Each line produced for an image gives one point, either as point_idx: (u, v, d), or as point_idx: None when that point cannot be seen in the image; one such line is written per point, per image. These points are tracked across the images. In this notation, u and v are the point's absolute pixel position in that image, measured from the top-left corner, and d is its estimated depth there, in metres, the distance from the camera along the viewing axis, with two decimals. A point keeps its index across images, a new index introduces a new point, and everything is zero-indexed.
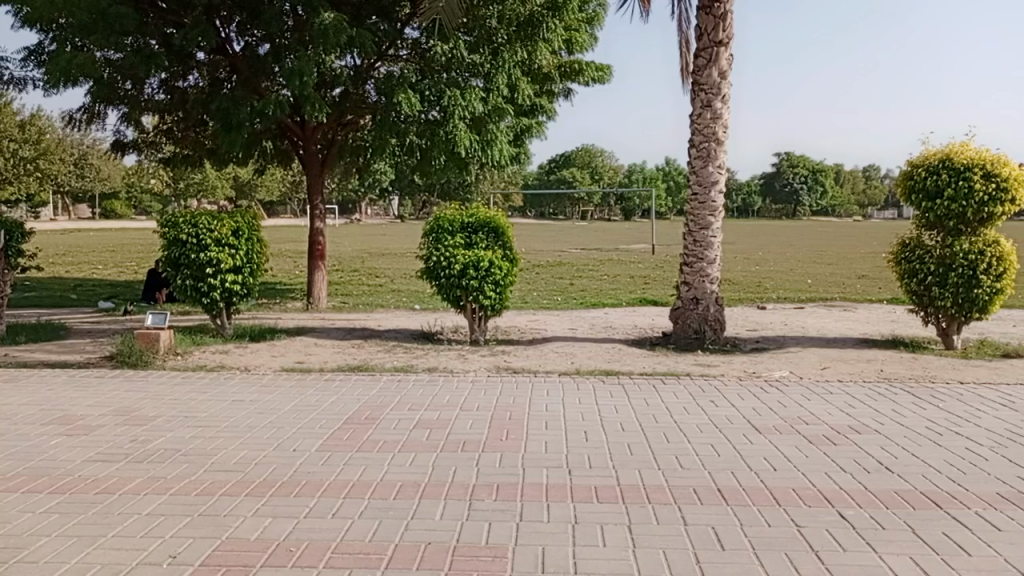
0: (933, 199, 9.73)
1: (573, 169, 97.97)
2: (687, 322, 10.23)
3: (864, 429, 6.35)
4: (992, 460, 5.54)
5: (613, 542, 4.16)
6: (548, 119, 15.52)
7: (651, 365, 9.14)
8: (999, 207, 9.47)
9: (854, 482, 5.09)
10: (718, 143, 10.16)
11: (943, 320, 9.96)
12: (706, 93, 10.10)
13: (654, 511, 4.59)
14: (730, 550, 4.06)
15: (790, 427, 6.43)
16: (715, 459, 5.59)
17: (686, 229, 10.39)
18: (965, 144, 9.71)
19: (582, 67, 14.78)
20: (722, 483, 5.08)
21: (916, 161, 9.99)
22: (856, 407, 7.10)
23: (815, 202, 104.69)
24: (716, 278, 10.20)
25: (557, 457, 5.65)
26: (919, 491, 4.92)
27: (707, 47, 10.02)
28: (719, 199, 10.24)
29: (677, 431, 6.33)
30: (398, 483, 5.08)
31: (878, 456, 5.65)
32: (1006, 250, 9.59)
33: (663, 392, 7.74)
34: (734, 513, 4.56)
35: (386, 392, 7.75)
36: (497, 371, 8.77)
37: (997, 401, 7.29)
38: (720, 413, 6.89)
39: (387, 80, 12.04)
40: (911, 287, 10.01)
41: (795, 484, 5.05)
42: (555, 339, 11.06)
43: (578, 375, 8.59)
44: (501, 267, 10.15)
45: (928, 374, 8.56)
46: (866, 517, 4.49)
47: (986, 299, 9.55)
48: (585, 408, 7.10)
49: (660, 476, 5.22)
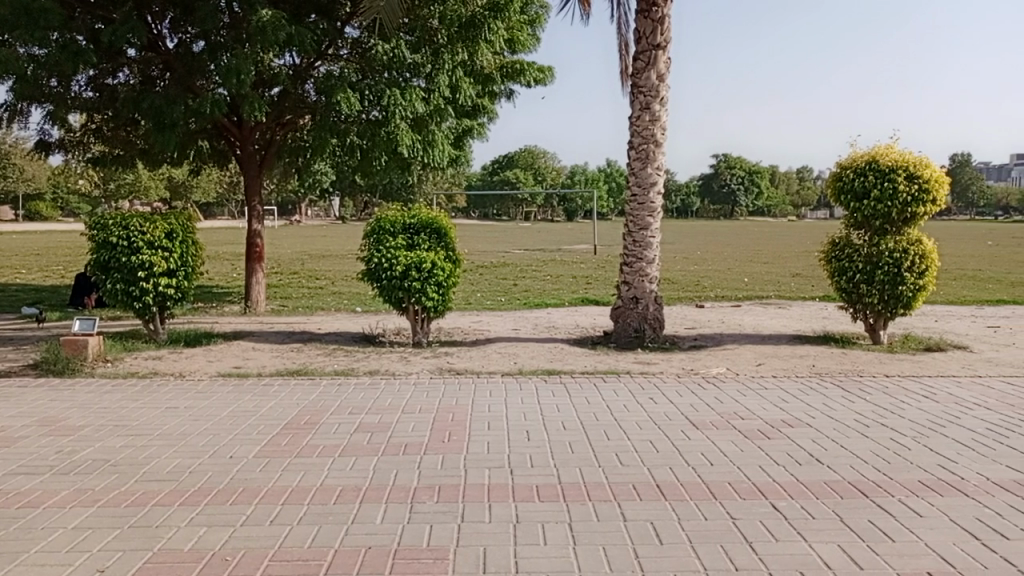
0: (859, 200, 10.12)
1: (515, 171, 98.46)
2: (627, 321, 10.38)
3: (796, 423, 6.55)
4: (914, 449, 5.79)
5: (553, 540, 4.20)
6: (489, 120, 15.55)
7: (591, 364, 9.26)
8: (922, 207, 9.89)
9: (786, 474, 5.25)
10: (656, 145, 10.33)
11: (870, 316, 10.37)
12: (644, 95, 10.26)
13: (594, 509, 4.65)
14: (667, 544, 4.14)
15: (725, 423, 6.59)
16: (654, 455, 5.69)
17: (626, 230, 10.54)
18: (890, 147, 10.12)
19: (524, 67, 14.77)
20: (660, 478, 5.18)
21: (844, 163, 10.37)
22: (789, 402, 7.32)
23: (750, 203, 107.56)
24: (655, 277, 10.37)
25: (498, 457, 5.67)
26: (848, 481, 5.11)
27: (645, 50, 10.20)
28: (657, 200, 10.43)
29: (616, 429, 6.42)
30: (338, 488, 5.03)
31: (808, 448, 5.84)
32: (927, 248, 10.02)
33: (603, 390, 7.84)
34: (673, 508, 4.66)
35: (325, 396, 7.65)
36: (439, 373, 8.75)
37: (919, 393, 7.63)
38: (659, 410, 7.01)
39: (327, 78, 11.87)
40: (840, 285, 10.35)
41: (730, 478, 5.18)
42: (497, 339, 11.07)
43: (521, 375, 8.63)
44: (443, 269, 10.12)
45: (856, 368, 8.87)
46: (797, 508, 4.64)
47: (910, 295, 9.96)
48: (527, 408, 7.14)
49: (600, 474, 5.29)
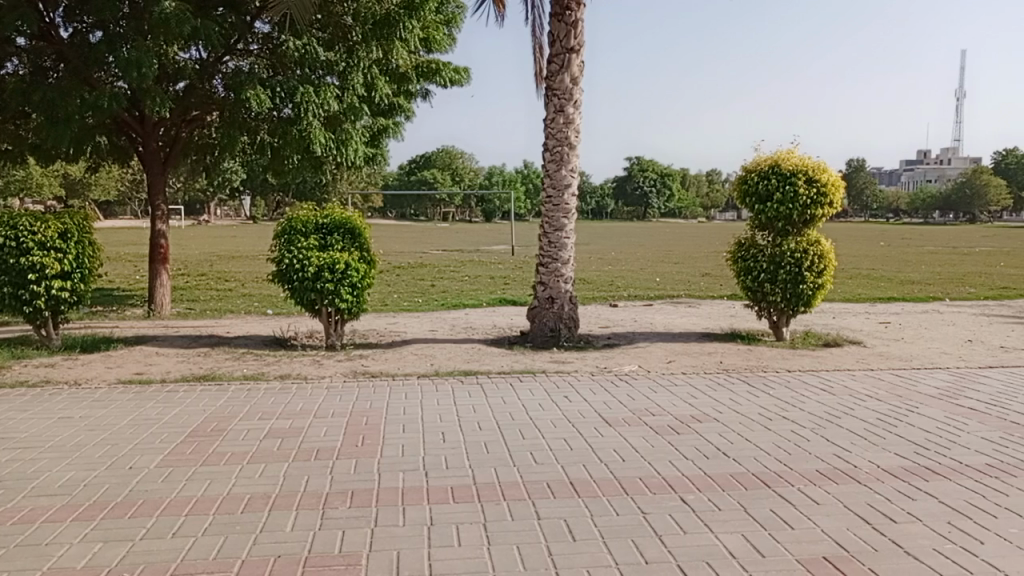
0: (763, 202, 10.55)
1: (432, 172, 97.95)
2: (543, 321, 10.48)
3: (703, 418, 6.77)
4: (813, 440, 6.07)
5: (468, 541, 4.19)
6: (405, 119, 15.38)
7: (508, 364, 9.29)
8: (820, 210, 10.39)
9: (694, 468, 5.41)
10: (570, 147, 10.47)
11: (774, 314, 10.82)
12: (558, 98, 10.39)
13: (508, 508, 4.67)
14: (580, 541, 4.20)
15: (637, 419, 6.74)
16: (568, 453, 5.77)
17: (541, 231, 10.64)
18: (791, 151, 10.58)
19: (439, 67, 14.71)
20: (574, 476, 5.25)
21: (749, 166, 10.78)
22: (697, 397, 7.55)
23: (662, 205, 110.49)
24: (569, 278, 10.51)
25: (413, 460, 5.62)
26: (751, 472, 5.31)
27: (559, 53, 10.31)
28: (571, 202, 10.58)
29: (531, 428, 6.48)
30: (245, 496, 4.87)
31: (715, 442, 6.04)
32: (826, 249, 10.52)
33: (519, 390, 7.89)
34: (586, 504, 4.73)
35: (233, 401, 7.39)
36: (354, 376, 8.60)
37: (818, 386, 8.01)
38: (573, 408, 7.11)
39: (235, 74, 11.49)
40: (746, 284, 10.76)
41: (641, 474, 5.30)
42: (414, 341, 10.97)
43: (437, 376, 8.58)
44: (358, 269, 9.96)
45: (761, 364, 9.23)
46: (704, 501, 4.78)
47: (810, 293, 10.44)
48: (443, 410, 7.11)
49: (515, 473, 5.32)
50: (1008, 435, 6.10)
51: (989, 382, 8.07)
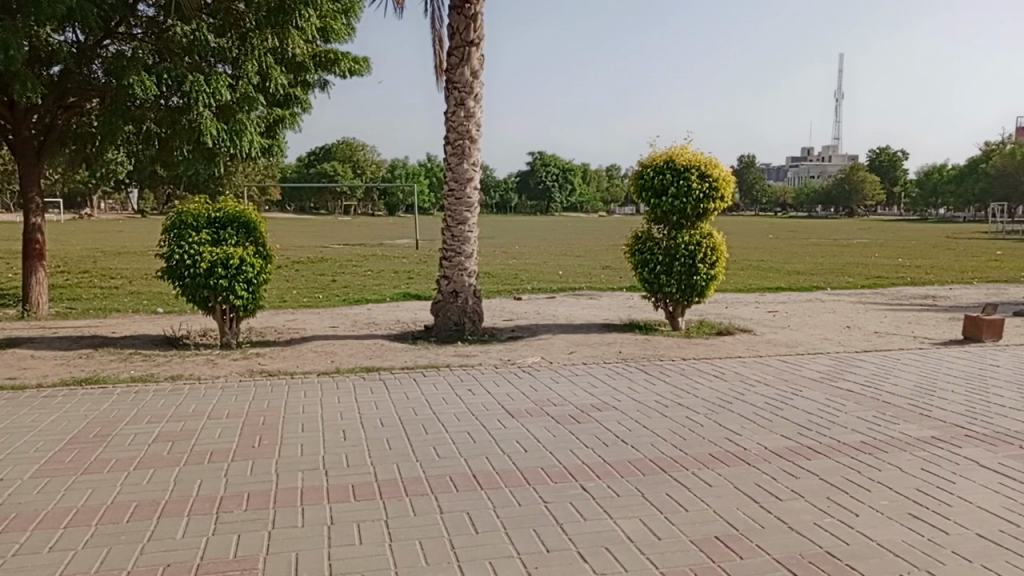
0: (659, 196, 10.88)
1: (333, 164, 95.75)
2: (447, 315, 10.46)
3: (603, 406, 6.94)
4: (706, 425, 6.32)
5: (369, 539, 4.14)
6: (302, 111, 14.96)
7: (411, 359, 9.22)
8: (712, 204, 10.80)
9: (594, 456, 5.53)
10: (471, 140, 10.46)
11: (670, 304, 11.20)
12: (459, 91, 10.36)
13: (410, 504, 4.64)
14: (483, 533, 4.22)
15: (539, 410, 6.83)
16: (471, 446, 5.77)
17: (444, 225, 10.60)
18: (684, 147, 10.94)
19: (338, 57, 14.34)
20: (476, 469, 5.26)
21: (646, 161, 11.09)
22: (598, 387, 7.73)
23: (565, 199, 112.20)
24: (473, 271, 10.54)
25: (312, 459, 5.49)
26: (648, 458, 5.48)
27: (459, 46, 10.28)
28: (473, 195, 10.56)
29: (434, 422, 6.45)
30: (131, 504, 4.63)
31: (614, 430, 6.20)
32: (718, 241, 10.95)
33: (422, 385, 7.84)
34: (488, 496, 4.75)
35: (119, 405, 7.01)
36: (250, 375, 8.31)
37: (711, 373, 8.35)
38: (476, 401, 7.13)
39: (117, 59, 10.81)
40: (643, 276, 11.08)
41: (542, 463, 5.37)
42: (314, 338, 10.71)
43: (338, 373, 8.41)
44: (253, 265, 9.61)
45: (658, 353, 9.53)
46: (603, 487, 4.90)
47: (704, 284, 10.86)
48: (344, 407, 6.98)
49: (418, 468, 5.29)
50: (881, 414, 6.55)
51: (865, 365, 8.63)
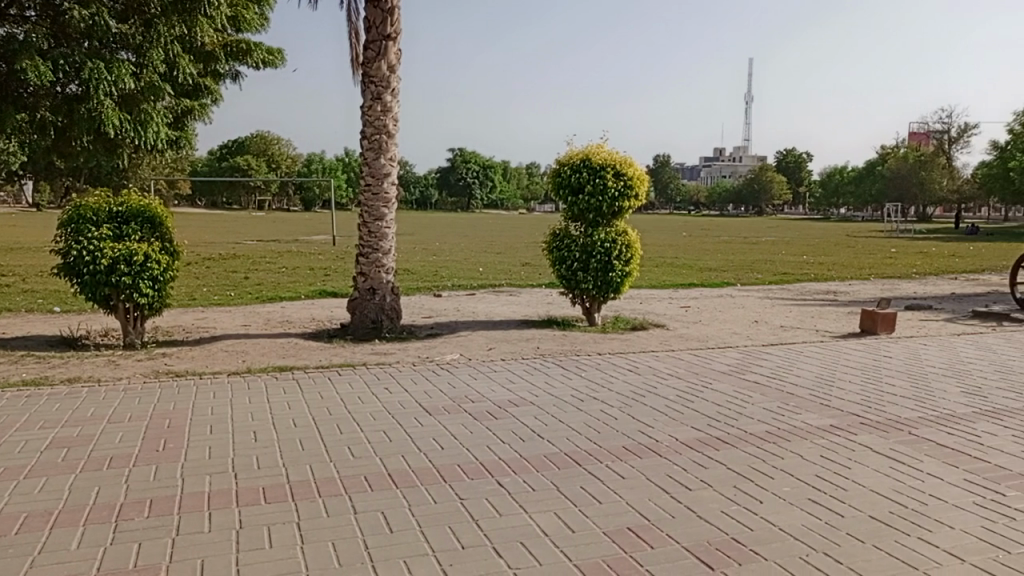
0: (576, 194, 11.02)
1: (246, 158, 92.84)
2: (364, 312, 10.30)
3: (520, 402, 6.98)
4: (620, 418, 6.45)
5: (279, 542, 4.03)
6: (213, 102, 14.44)
7: (326, 357, 9.04)
8: (627, 202, 11.01)
9: (510, 452, 5.56)
10: (388, 136, 10.33)
11: (587, 300, 11.38)
12: (376, 85, 10.21)
13: (324, 505, 4.55)
14: (397, 532, 4.18)
15: (456, 407, 6.81)
16: (386, 445, 5.70)
17: (360, 221, 10.44)
18: (600, 146, 11.12)
19: (250, 47, 13.90)
20: (392, 468, 5.20)
21: (563, 159, 11.22)
22: (515, 383, 7.78)
23: (485, 196, 112.30)
24: (390, 268, 10.42)
25: (220, 462, 5.30)
26: (564, 452, 5.55)
27: (376, 40, 10.14)
28: (391, 191, 10.44)
29: (349, 421, 6.34)
30: (21, 515, 4.35)
31: (531, 425, 6.25)
32: (633, 238, 11.18)
33: (337, 383, 7.69)
34: (403, 495, 4.71)
35: (9, 410, 6.59)
36: (155, 376, 7.97)
37: (626, 367, 8.53)
38: (393, 399, 7.05)
39: (7, 42, 10.12)
40: (560, 272, 11.21)
41: (458, 460, 5.36)
42: (224, 337, 10.36)
43: (249, 373, 8.16)
44: (159, 261, 9.22)
45: (575, 348, 9.66)
46: (519, 482, 4.93)
47: (619, 280, 11.07)
48: (255, 407, 6.78)
49: (332, 469, 5.19)
50: (784, 404, 6.85)
51: (770, 358, 8.99)
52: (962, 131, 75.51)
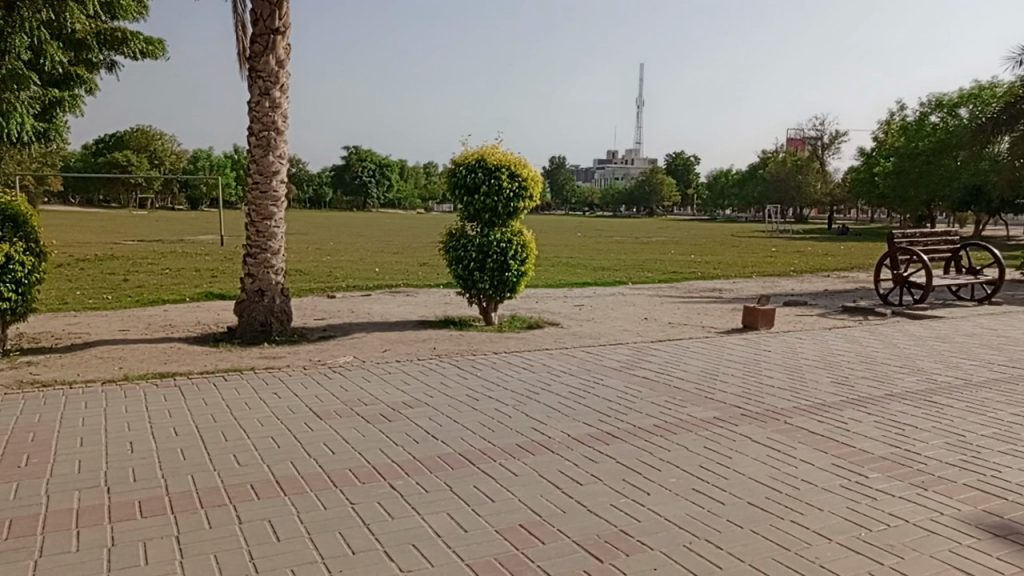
0: (471, 194, 11.03)
1: (125, 153, 87.75)
2: (253, 315, 9.94)
3: (414, 403, 6.92)
4: (514, 416, 6.50)
5: (157, 558, 3.83)
6: (85, 93, 13.59)
7: (212, 363, 8.65)
8: (522, 203, 11.11)
9: (403, 454, 5.50)
10: (277, 132, 10.01)
11: (484, 300, 11.42)
12: (264, 81, 9.87)
13: (206, 516, 4.35)
14: (285, 540, 4.05)
15: (349, 410, 6.68)
16: (274, 452, 5.52)
17: (248, 220, 10.07)
18: (495, 146, 11.18)
19: (126, 37, 13.15)
20: (279, 475, 5.04)
21: (458, 159, 11.21)
22: (409, 384, 7.70)
23: (381, 195, 110.76)
24: (280, 269, 10.12)
25: (92, 476, 4.98)
26: (457, 452, 5.54)
27: (263, 34, 9.80)
28: (280, 189, 10.12)
29: (235, 428, 6.10)
30: None
31: (424, 426, 6.20)
32: (528, 239, 11.30)
33: (223, 389, 7.38)
34: (292, 502, 4.57)
35: None
36: (18, 387, 7.39)
37: (521, 366, 8.62)
38: (282, 404, 6.83)
39: None
40: (457, 273, 11.21)
41: (350, 465, 5.26)
42: (99, 343, 9.74)
43: (126, 381, 7.70)
44: (24, 263, 8.57)
45: (471, 348, 9.66)
46: (412, 485, 4.89)
47: (515, 280, 11.17)
48: (132, 417, 6.40)
49: (215, 478, 4.97)
50: (671, 398, 7.10)
51: (659, 354, 9.30)
52: (833, 138, 80.69)
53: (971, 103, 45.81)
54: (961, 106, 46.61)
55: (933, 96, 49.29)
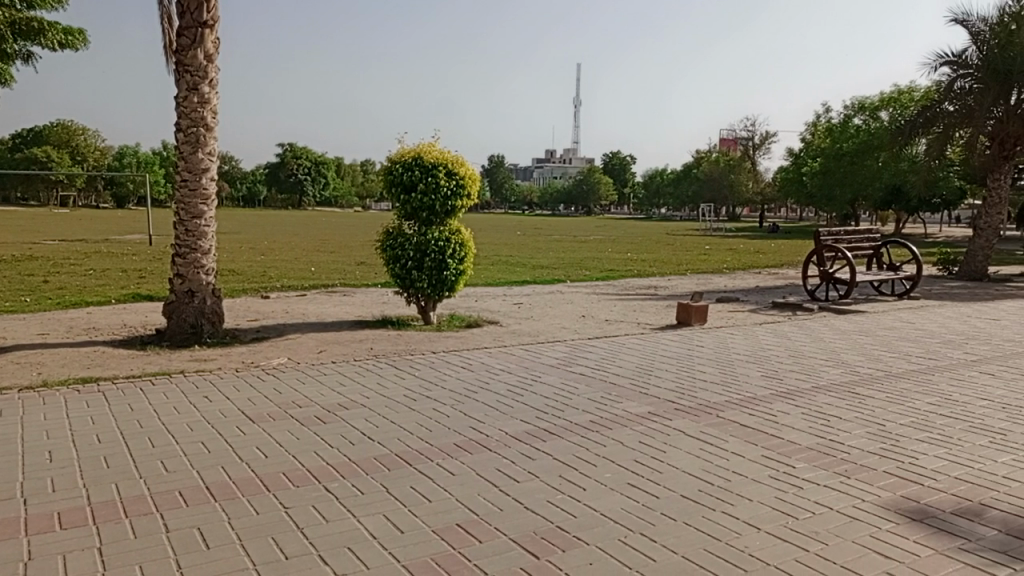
0: (408, 193, 10.94)
1: (45, 148, 83.90)
2: (182, 317, 9.64)
3: (350, 405, 6.83)
4: (451, 416, 6.48)
5: (78, 571, 3.68)
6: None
7: (139, 366, 8.36)
8: (460, 202, 11.07)
9: (338, 456, 5.42)
10: (206, 128, 9.72)
11: (422, 300, 11.35)
12: (192, 75, 9.58)
13: (131, 525, 4.20)
14: (215, 548, 3.94)
15: (283, 413, 6.54)
16: (204, 457, 5.37)
17: (176, 218, 9.76)
18: (432, 145, 11.11)
19: (44, 27, 12.54)
20: (209, 480, 4.90)
21: (394, 157, 11.10)
22: (345, 385, 7.59)
23: (318, 193, 108.90)
24: (210, 269, 9.84)
25: (7, 488, 4.75)
26: (394, 453, 5.49)
27: (190, 27, 9.50)
28: (210, 187, 9.84)
29: (162, 434, 5.90)
30: None
31: (360, 428, 6.13)
32: (466, 237, 11.27)
33: (150, 394, 7.14)
34: (222, 509, 4.45)
35: None
36: None
37: (459, 365, 8.60)
38: (213, 408, 6.65)
39: None
40: (394, 272, 11.11)
41: (283, 468, 5.16)
42: (16, 347, 9.29)
43: (46, 387, 7.37)
44: None
45: (409, 348, 9.59)
46: (347, 487, 4.82)
47: (453, 279, 11.14)
48: (51, 424, 6.13)
49: (141, 486, 4.80)
50: (607, 394, 7.20)
51: (596, 351, 9.41)
52: (764, 138, 83.02)
53: (891, 106, 47.75)
54: (882, 109, 48.54)
55: (856, 99, 51.19)
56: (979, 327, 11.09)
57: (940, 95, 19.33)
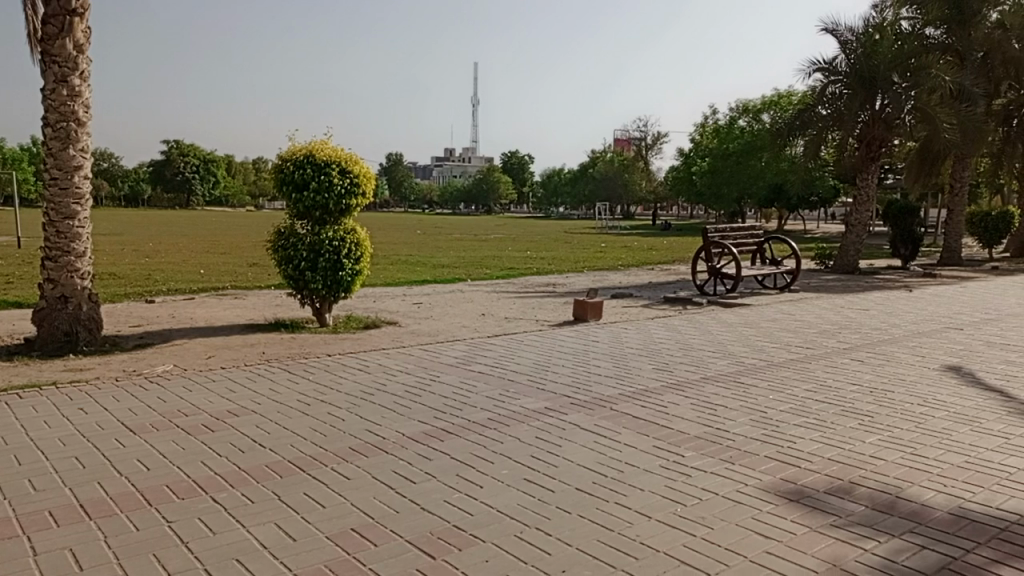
0: (300, 191, 10.65)
1: None
2: (54, 324, 8.99)
3: (240, 412, 6.58)
4: (347, 419, 6.35)
5: None
6: None
7: (5, 379, 7.75)
8: (355, 200, 10.87)
9: (227, 465, 5.21)
10: (78, 123, 9.13)
11: (317, 301, 11.07)
12: (60, 66, 8.97)
13: None
14: (89, 569, 3.71)
15: (167, 423, 6.23)
16: (78, 473, 5.04)
17: (45, 219, 9.12)
18: (325, 142, 10.85)
19: None
20: (84, 498, 4.61)
21: (285, 155, 10.78)
22: (235, 391, 7.31)
23: (206, 192, 104.28)
24: (85, 273, 9.25)
25: None
26: (286, 460, 5.33)
27: (57, 14, 8.90)
28: (83, 186, 9.25)
29: (31, 450, 5.50)
30: None
31: (251, 435, 5.91)
32: (362, 237, 11.07)
33: (18, 408, 6.63)
34: (99, 526, 4.20)
35: None
36: None
37: (356, 367, 8.44)
38: (89, 421, 6.25)
39: None
40: (287, 273, 10.78)
41: (167, 480, 4.91)
42: None
43: None
44: None
45: (304, 351, 9.33)
46: (236, 497, 4.64)
47: (349, 279, 10.91)
48: None
49: (5, 507, 4.46)
50: (505, 391, 7.24)
51: (494, 349, 9.46)
52: (656, 139, 85.78)
53: (772, 109, 50.39)
54: (764, 112, 51.14)
55: (740, 102, 53.72)
56: (851, 317, 11.86)
57: (815, 99, 20.55)
